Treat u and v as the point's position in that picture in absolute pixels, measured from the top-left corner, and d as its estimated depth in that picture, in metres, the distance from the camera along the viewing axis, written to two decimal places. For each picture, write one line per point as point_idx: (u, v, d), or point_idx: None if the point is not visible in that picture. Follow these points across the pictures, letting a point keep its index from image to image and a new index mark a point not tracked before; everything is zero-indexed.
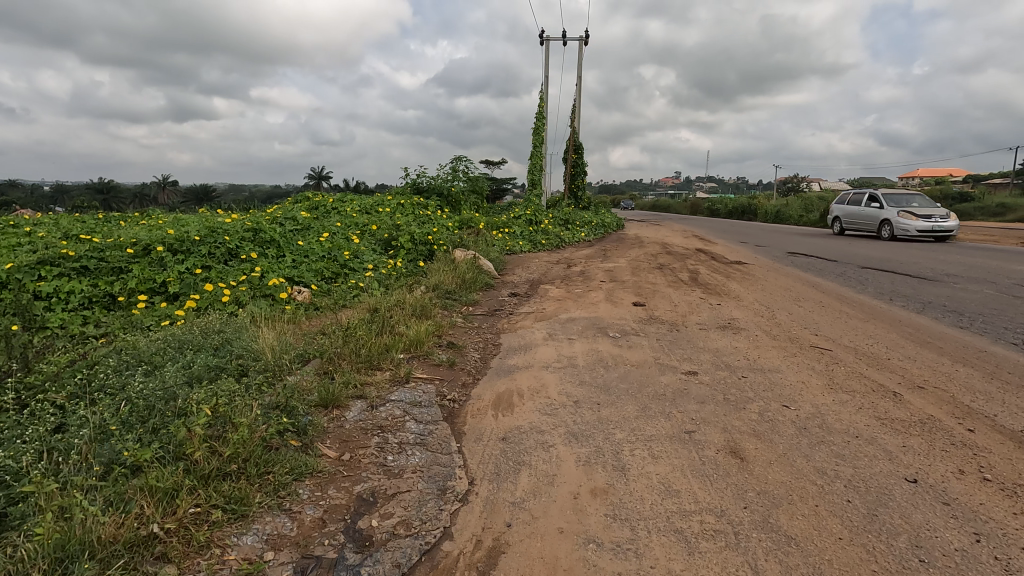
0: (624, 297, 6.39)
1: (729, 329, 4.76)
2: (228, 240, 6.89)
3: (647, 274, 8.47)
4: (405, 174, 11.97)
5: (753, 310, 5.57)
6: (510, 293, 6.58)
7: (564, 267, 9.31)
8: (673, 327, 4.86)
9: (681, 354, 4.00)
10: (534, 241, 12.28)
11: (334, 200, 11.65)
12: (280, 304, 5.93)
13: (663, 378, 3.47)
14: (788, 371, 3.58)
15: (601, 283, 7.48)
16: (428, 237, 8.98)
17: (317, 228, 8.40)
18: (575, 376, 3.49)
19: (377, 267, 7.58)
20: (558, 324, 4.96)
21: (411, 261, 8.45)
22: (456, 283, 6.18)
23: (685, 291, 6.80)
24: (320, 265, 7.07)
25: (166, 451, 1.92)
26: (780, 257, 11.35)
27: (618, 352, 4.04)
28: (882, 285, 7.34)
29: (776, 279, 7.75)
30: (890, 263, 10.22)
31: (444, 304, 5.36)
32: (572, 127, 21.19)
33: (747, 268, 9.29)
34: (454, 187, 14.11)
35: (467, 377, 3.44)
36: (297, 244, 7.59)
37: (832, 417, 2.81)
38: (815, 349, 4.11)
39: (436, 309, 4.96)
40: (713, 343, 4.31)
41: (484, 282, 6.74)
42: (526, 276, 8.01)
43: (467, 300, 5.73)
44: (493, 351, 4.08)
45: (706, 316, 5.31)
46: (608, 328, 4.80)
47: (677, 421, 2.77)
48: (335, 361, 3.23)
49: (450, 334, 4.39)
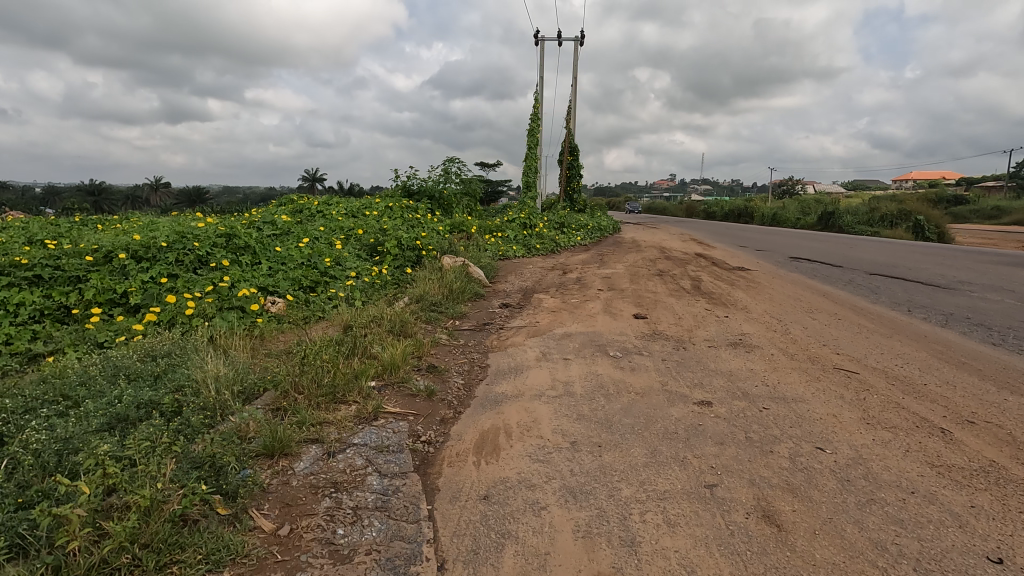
0: (624, 308, 5.94)
1: (741, 347, 4.32)
2: (198, 246, 6.40)
3: (647, 282, 8.02)
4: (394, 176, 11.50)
5: (764, 324, 5.13)
6: (500, 304, 6.11)
7: (560, 273, 8.87)
8: (680, 345, 4.41)
9: (690, 380, 3.54)
10: (528, 246, 11.83)
11: (318, 203, 11.14)
12: (251, 318, 5.46)
13: (673, 411, 3.01)
14: (815, 401, 3.13)
15: (599, 292, 7.03)
16: (415, 243, 8.51)
17: (297, 232, 7.91)
18: (573, 408, 3.03)
19: (360, 275, 7.13)
20: (553, 341, 4.49)
21: (397, 268, 8.00)
22: (442, 293, 5.71)
23: (688, 301, 6.36)
24: (298, 274, 6.59)
25: (30, 541, 1.46)
26: (783, 262, 10.94)
27: (620, 376, 3.57)
28: (896, 294, 6.92)
29: (783, 287, 7.32)
30: (898, 269, 9.85)
31: (427, 319, 4.89)
32: (567, 128, 20.75)
33: (751, 274, 8.87)
34: (445, 190, 13.64)
35: (447, 411, 2.97)
36: (274, 250, 7.10)
37: (879, 465, 2.37)
38: (841, 373, 3.67)
39: (418, 325, 4.49)
40: (725, 365, 3.86)
41: (474, 292, 6.27)
42: (519, 284, 7.55)
43: (453, 312, 5.27)
44: (479, 375, 3.61)
45: (715, 331, 4.85)
46: (608, 346, 4.35)
47: (695, 471, 2.31)
48: (290, 395, 2.76)
49: (432, 354, 3.92)
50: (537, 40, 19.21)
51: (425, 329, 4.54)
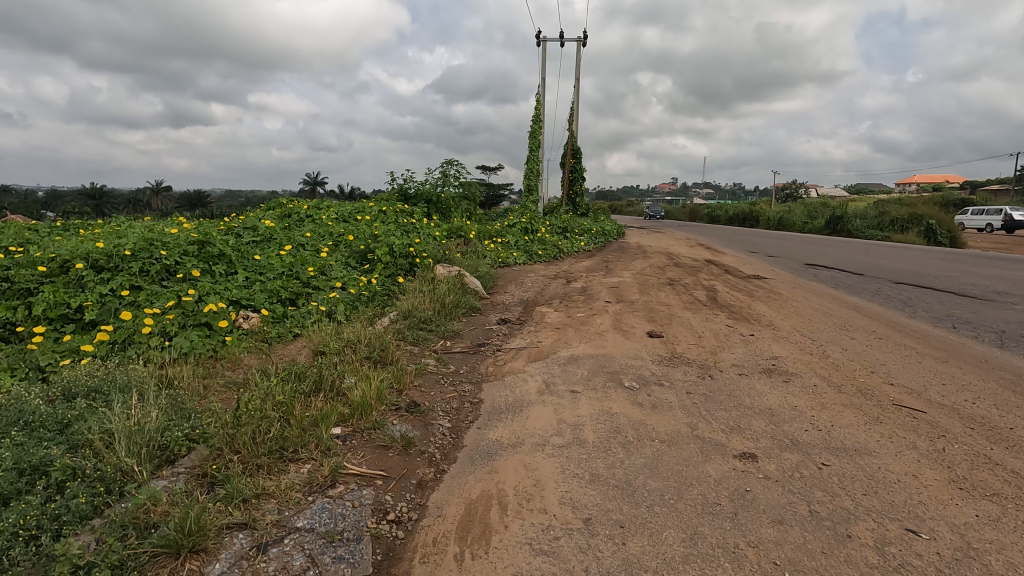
0: (636, 324, 5.34)
1: (777, 375, 3.71)
2: (166, 255, 5.82)
3: (658, 292, 7.42)
4: (388, 179, 10.91)
5: (797, 345, 4.52)
6: (498, 319, 5.51)
7: (563, 282, 8.28)
8: (705, 372, 3.80)
9: (724, 422, 2.93)
10: (529, 252, 11.23)
11: (308, 207, 10.56)
12: (219, 336, 4.87)
13: (710, 468, 2.41)
14: (885, 454, 2.53)
15: (607, 305, 6.43)
16: (408, 249, 7.94)
17: (280, 238, 7.31)
18: (585, 464, 2.43)
19: (345, 285, 6.57)
20: (558, 367, 3.89)
21: (387, 277, 7.43)
22: (434, 308, 5.13)
23: (706, 316, 5.75)
24: (277, 285, 6.00)
25: None
26: (799, 270, 10.34)
27: (639, 417, 2.97)
28: (933, 307, 6.32)
29: (807, 299, 6.73)
30: (924, 277, 9.25)
31: (413, 341, 4.29)
32: (570, 131, 20.18)
33: (768, 284, 8.27)
34: (443, 193, 13.08)
35: (426, 469, 2.37)
36: (252, 258, 6.52)
37: (1000, 562, 1.77)
38: (904, 413, 3.07)
39: (402, 349, 3.89)
40: (763, 400, 3.25)
41: (469, 305, 5.67)
42: (519, 295, 6.96)
43: (444, 330, 4.68)
44: (470, 415, 3.01)
45: (742, 354, 4.25)
46: (622, 374, 3.74)
47: (755, 574, 1.71)
48: (222, 454, 2.15)
49: (414, 387, 3.33)
50: (538, 40, 18.66)
51: (410, 354, 3.95)
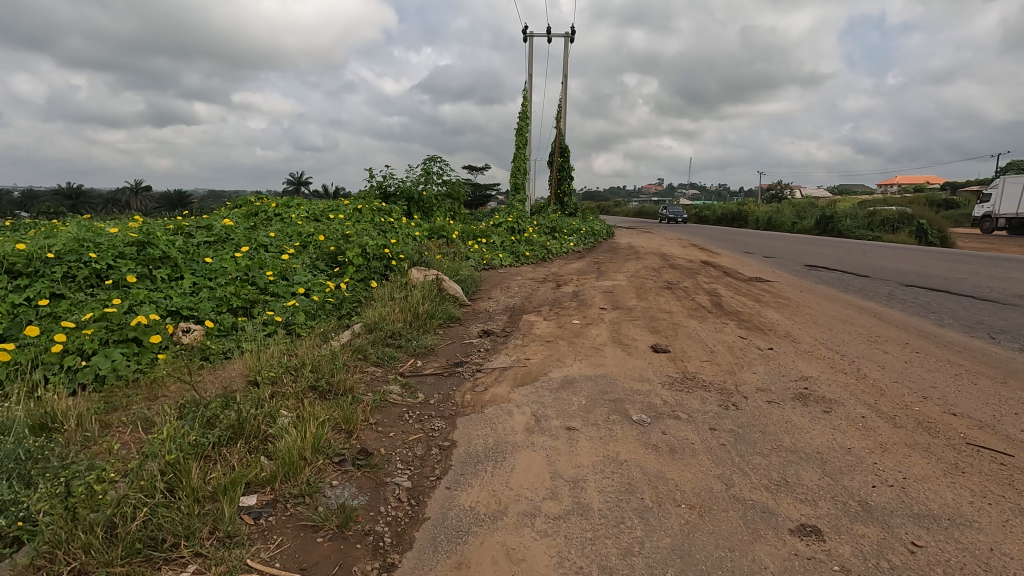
0: (636, 336, 4.67)
1: (813, 404, 3.07)
2: (97, 258, 5.04)
3: (657, 297, 6.79)
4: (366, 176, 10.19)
5: (826, 362, 3.90)
6: (480, 330, 4.82)
7: (553, 286, 7.62)
8: (727, 400, 3.14)
9: (765, 475, 2.27)
10: (516, 253, 10.55)
11: (277, 205, 9.80)
12: (150, 353, 4.13)
13: (764, 552, 1.76)
14: (992, 528, 1.89)
15: (602, 312, 5.78)
16: (383, 250, 7.23)
17: (238, 239, 6.55)
18: (590, 551, 1.76)
19: (309, 291, 5.87)
20: (549, 395, 3.21)
21: (358, 282, 6.74)
22: (404, 318, 4.43)
23: (714, 326, 5.11)
24: (227, 293, 5.26)
25: None
26: (802, 271, 9.79)
27: (656, 470, 2.30)
28: (960, 314, 5.76)
29: (821, 305, 6.15)
30: (934, 279, 8.74)
31: (375, 362, 3.60)
32: (557, 129, 19.58)
33: (773, 287, 7.69)
34: (425, 191, 12.37)
35: (367, 565, 1.68)
36: (202, 261, 5.76)
37: None
38: (987, 457, 2.43)
39: (359, 374, 3.19)
40: (806, 441, 2.59)
41: (447, 314, 4.98)
42: (504, 301, 6.29)
43: (414, 347, 3.98)
44: (438, 466, 2.33)
45: (765, 375, 3.60)
46: (628, 404, 3.08)
47: None
48: (52, 562, 1.44)
49: (369, 427, 2.63)
50: (524, 36, 17.99)
51: (368, 380, 3.25)
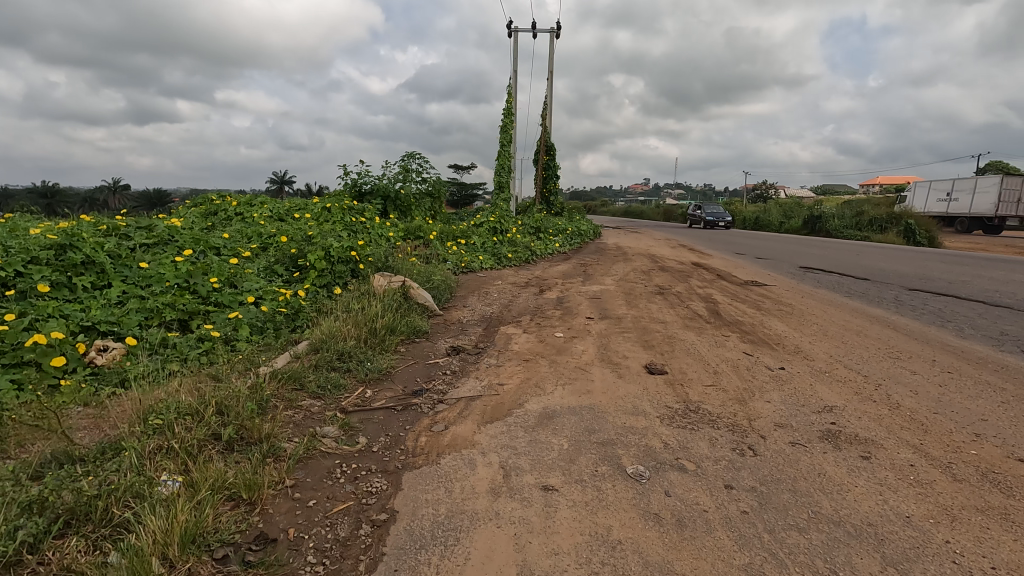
0: (628, 352, 4.08)
1: (848, 448, 2.50)
2: (4, 264, 4.33)
3: (648, 304, 6.22)
4: (342, 173, 9.56)
5: (849, 387, 3.34)
6: (448, 347, 4.20)
7: (536, 292, 7.02)
8: (743, 442, 2.55)
9: (809, 564, 1.68)
10: (497, 255, 9.92)
11: (238, 204, 9.08)
12: (49, 379, 3.43)
13: None
14: None
15: (589, 323, 5.18)
16: (348, 253, 6.57)
17: (182, 241, 5.85)
18: None
19: (259, 300, 5.21)
20: (523, 438, 2.59)
21: (319, 288, 6.08)
22: (359, 335, 3.79)
23: (715, 339, 4.54)
24: (160, 303, 4.57)
25: None
26: (798, 274, 9.31)
27: (661, 560, 1.70)
28: (979, 324, 5.27)
29: (828, 314, 5.61)
30: (937, 283, 8.29)
31: (312, 395, 2.96)
32: (544, 126, 19.03)
33: (773, 292, 7.16)
34: (402, 189, 11.70)
35: None
36: (136, 267, 5.07)
37: None
38: None
39: (282, 415, 2.55)
40: (851, 506, 2.01)
41: (411, 328, 4.34)
42: (481, 310, 5.68)
43: (364, 372, 3.34)
44: (364, 558, 1.70)
45: (782, 406, 3.02)
46: (621, 449, 2.48)
47: None
48: None
49: (282, 494, 2.00)
50: (508, 30, 17.44)
51: (297, 421, 2.61)
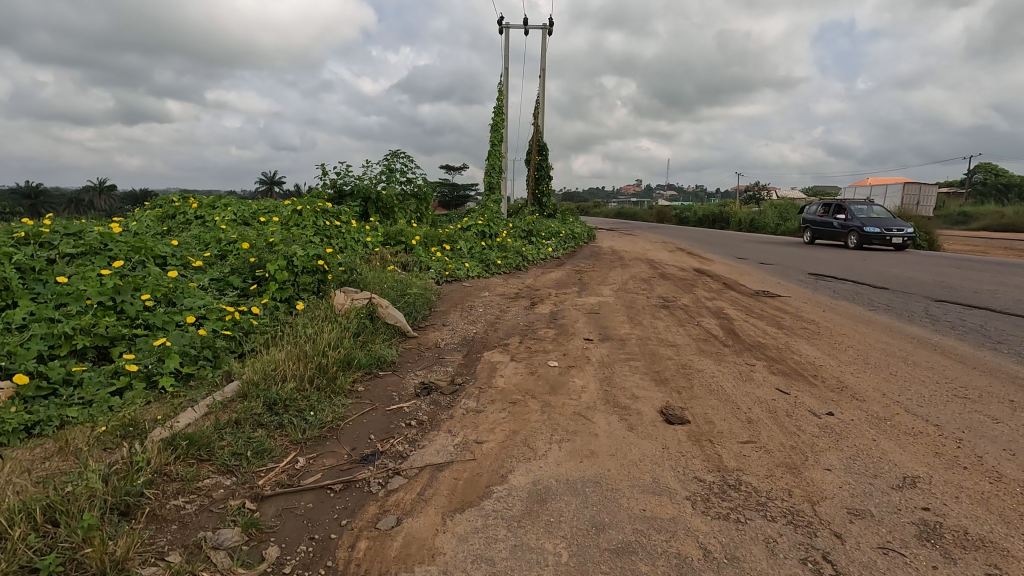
0: (637, 391, 3.34)
1: (965, 560, 1.76)
2: None
3: (653, 320, 5.48)
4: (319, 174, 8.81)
5: (925, 445, 2.61)
6: (418, 384, 3.43)
7: (526, 305, 6.27)
8: (813, 548, 1.82)
9: None
10: (486, 262, 9.16)
11: (200, 205, 8.24)
12: None
13: None
14: None
15: (588, 347, 4.43)
16: (313, 262, 5.77)
17: (117, 249, 5.03)
18: None
19: (200, 321, 4.41)
20: (504, 543, 1.83)
21: (279, 303, 5.29)
22: (304, 373, 3.00)
23: (739, 370, 3.81)
24: (69, 329, 3.75)
25: None
26: (810, 282, 8.62)
27: None
28: None
29: (861, 334, 4.90)
30: (963, 293, 7.63)
31: (218, 470, 2.18)
32: (536, 125, 18.29)
33: (789, 305, 6.45)
34: (384, 190, 10.91)
35: None
36: (51, 283, 4.25)
37: None
38: None
39: (153, 519, 1.80)
40: None
41: (372, 359, 3.57)
42: (463, 330, 4.91)
43: (300, 430, 2.55)
44: None
45: (850, 480, 2.27)
46: (646, 564, 1.73)
47: None
48: None
49: None
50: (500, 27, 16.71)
51: (181, 522, 1.84)
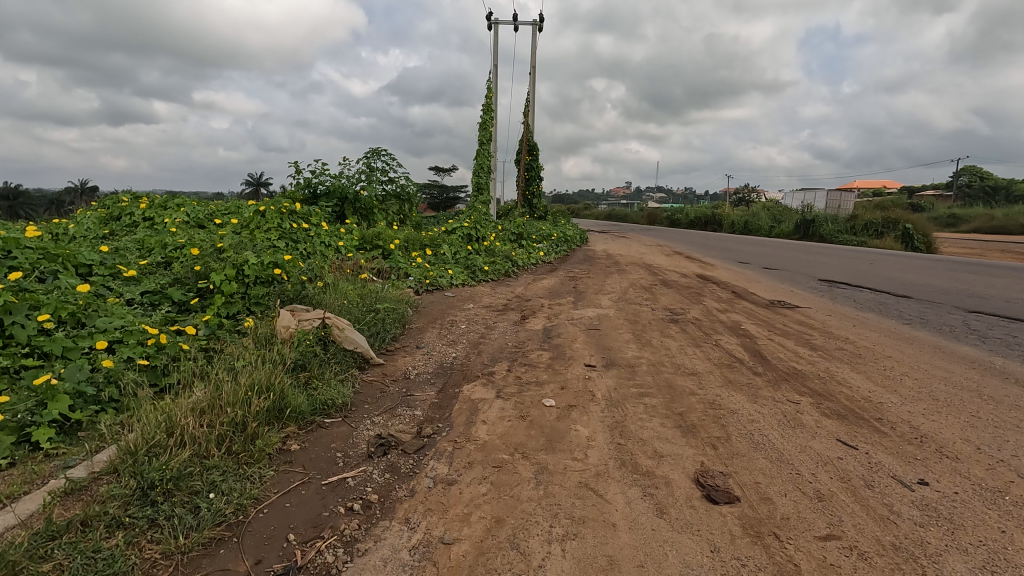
0: (661, 448, 2.54)
1: None
2: None
3: (663, 340, 4.70)
4: (294, 171, 7.75)
5: None
6: (373, 439, 2.60)
7: (515, 320, 5.47)
8: None
9: None
10: (471, 267, 8.35)
11: (150, 206, 7.36)
12: None
13: None
14: None
15: (590, 377, 3.62)
16: (267, 271, 4.92)
17: (23, 257, 4.16)
18: None
19: (115, 346, 3.56)
20: None
21: (223, 319, 4.43)
22: (209, 432, 2.17)
23: (784, 411, 3.02)
24: None
25: None
26: (825, 290, 7.90)
27: None
28: None
29: (910, 357, 4.16)
30: (995, 302, 6.96)
31: None
32: (526, 123, 17.53)
33: (814, 318, 5.70)
34: (362, 191, 10.06)
35: None
36: None
37: None
38: None
39: None
40: None
41: (311, 405, 2.74)
42: (439, 354, 4.10)
43: (180, 533, 1.75)
44: None
45: None
46: None
47: None
48: None
49: None
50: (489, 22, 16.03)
51: None
